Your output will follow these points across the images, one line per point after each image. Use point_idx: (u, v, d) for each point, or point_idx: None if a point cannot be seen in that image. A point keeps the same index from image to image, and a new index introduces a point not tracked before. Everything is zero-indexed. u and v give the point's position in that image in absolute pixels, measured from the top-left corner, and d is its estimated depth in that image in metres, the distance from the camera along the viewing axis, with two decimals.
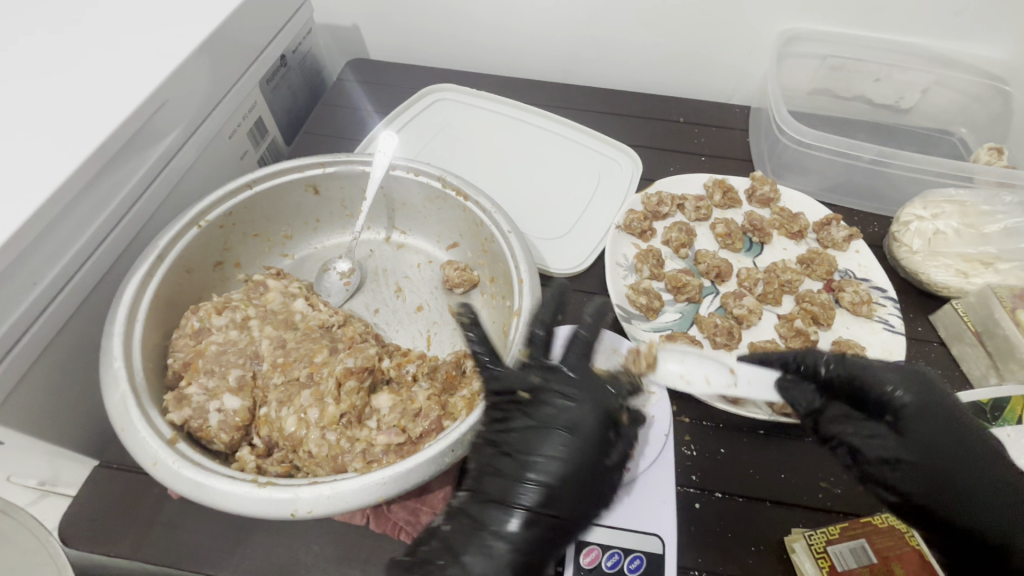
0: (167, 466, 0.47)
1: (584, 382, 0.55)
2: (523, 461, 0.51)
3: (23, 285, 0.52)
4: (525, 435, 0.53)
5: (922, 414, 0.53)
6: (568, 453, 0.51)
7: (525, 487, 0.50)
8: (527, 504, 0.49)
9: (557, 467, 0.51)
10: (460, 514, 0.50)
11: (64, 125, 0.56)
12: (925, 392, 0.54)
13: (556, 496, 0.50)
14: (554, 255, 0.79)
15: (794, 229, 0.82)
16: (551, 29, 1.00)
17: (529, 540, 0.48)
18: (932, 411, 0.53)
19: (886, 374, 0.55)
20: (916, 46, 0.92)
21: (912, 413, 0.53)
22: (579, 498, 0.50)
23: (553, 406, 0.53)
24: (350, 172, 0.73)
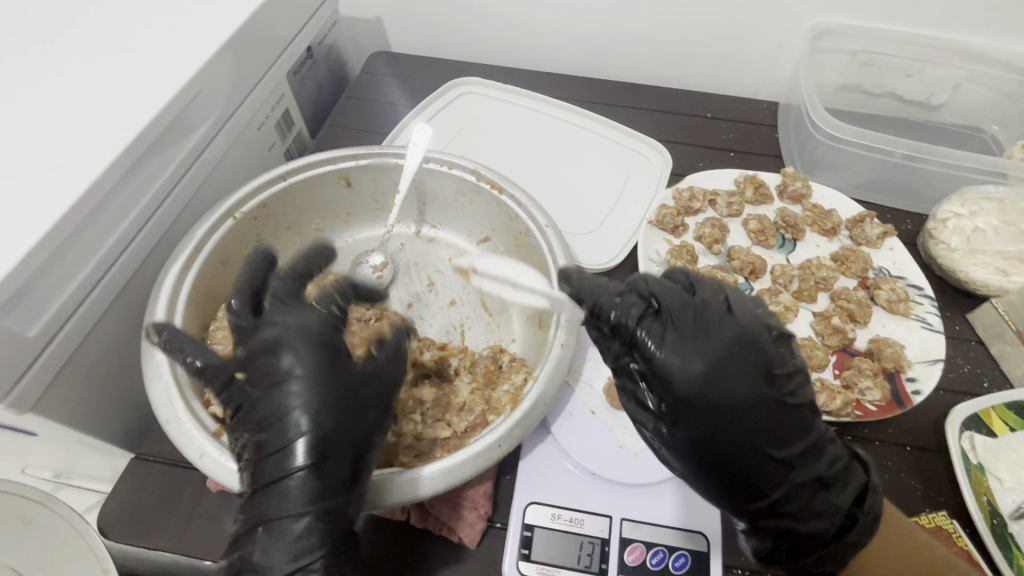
0: (215, 459, 0.47)
1: (297, 319, 0.49)
2: (280, 421, 0.45)
3: (64, 275, 0.52)
4: (267, 389, 0.47)
5: (716, 382, 0.46)
6: (309, 395, 0.46)
7: (288, 445, 0.45)
8: (300, 463, 0.44)
9: (313, 413, 0.45)
10: (253, 500, 0.44)
11: (103, 114, 0.56)
12: (720, 356, 0.47)
13: (323, 443, 0.45)
14: (585, 250, 0.78)
15: (827, 226, 0.81)
16: (576, 23, 0.99)
17: (314, 496, 0.44)
18: (717, 383, 0.47)
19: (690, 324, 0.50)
20: (949, 42, 0.90)
21: (687, 376, 0.47)
22: (340, 435, 0.46)
23: (288, 354, 0.47)
24: (385, 164, 0.72)
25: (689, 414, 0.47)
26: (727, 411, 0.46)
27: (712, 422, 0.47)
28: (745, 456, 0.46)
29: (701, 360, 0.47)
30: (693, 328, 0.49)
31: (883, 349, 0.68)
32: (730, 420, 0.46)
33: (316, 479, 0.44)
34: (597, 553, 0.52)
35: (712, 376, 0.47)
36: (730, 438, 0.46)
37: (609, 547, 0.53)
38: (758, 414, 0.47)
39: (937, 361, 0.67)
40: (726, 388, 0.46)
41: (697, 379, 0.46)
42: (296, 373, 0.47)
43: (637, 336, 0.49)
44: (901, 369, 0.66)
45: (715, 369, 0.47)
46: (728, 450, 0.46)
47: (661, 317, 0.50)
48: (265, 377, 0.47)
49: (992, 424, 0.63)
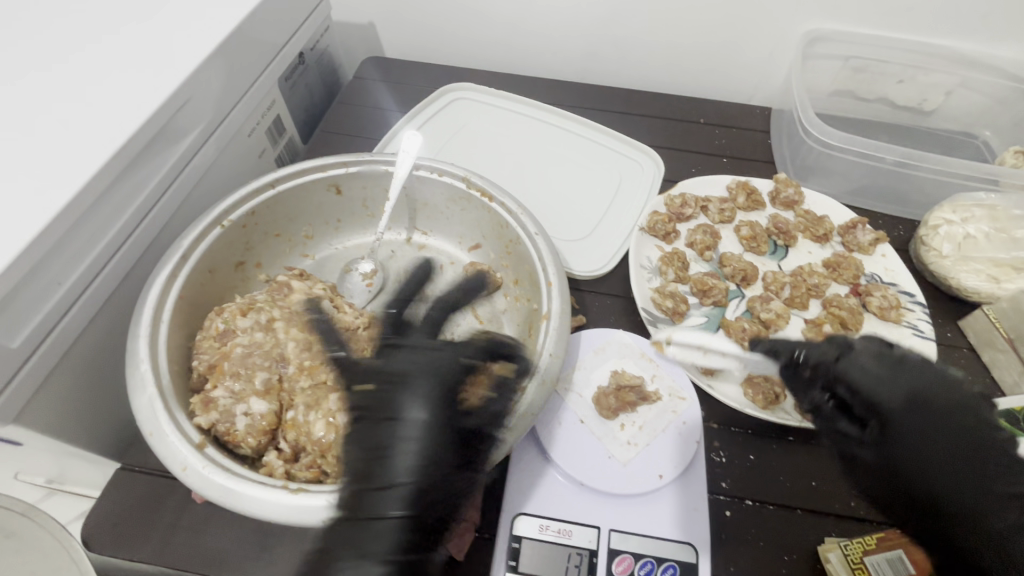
0: (198, 471, 0.46)
1: (408, 359, 0.53)
2: (378, 449, 0.49)
3: (48, 285, 0.51)
4: (365, 424, 0.50)
5: (911, 392, 0.50)
6: (422, 434, 0.49)
7: (387, 473, 0.48)
8: (398, 492, 0.47)
9: (412, 450, 0.49)
10: (342, 528, 0.45)
11: (89, 122, 0.56)
12: (908, 380, 0.51)
13: (415, 483, 0.48)
14: (577, 257, 0.78)
15: (819, 232, 0.81)
16: (569, 28, 0.99)
17: (402, 525, 0.46)
18: (933, 420, 0.49)
19: (876, 378, 0.51)
20: (941, 48, 0.90)
21: (889, 392, 0.50)
22: (423, 482, 0.48)
23: (407, 398, 0.51)
24: (374, 171, 0.72)
25: (891, 438, 0.50)
26: (941, 412, 0.49)
27: (918, 435, 0.49)
28: (950, 464, 0.48)
29: (883, 376, 0.51)
30: (896, 360, 0.52)
31: None
32: (942, 433, 0.49)
33: (408, 508, 0.47)
34: (584, 565, 0.52)
35: (907, 383, 0.51)
36: (939, 450, 0.48)
37: (597, 558, 0.52)
38: (952, 414, 0.49)
39: None
40: (938, 396, 0.50)
41: (901, 400, 0.50)
42: (405, 415, 0.50)
43: (841, 371, 0.52)
44: None
45: (908, 386, 0.51)
46: (947, 466, 0.48)
47: (882, 351, 0.53)
48: (366, 414, 0.51)
49: None
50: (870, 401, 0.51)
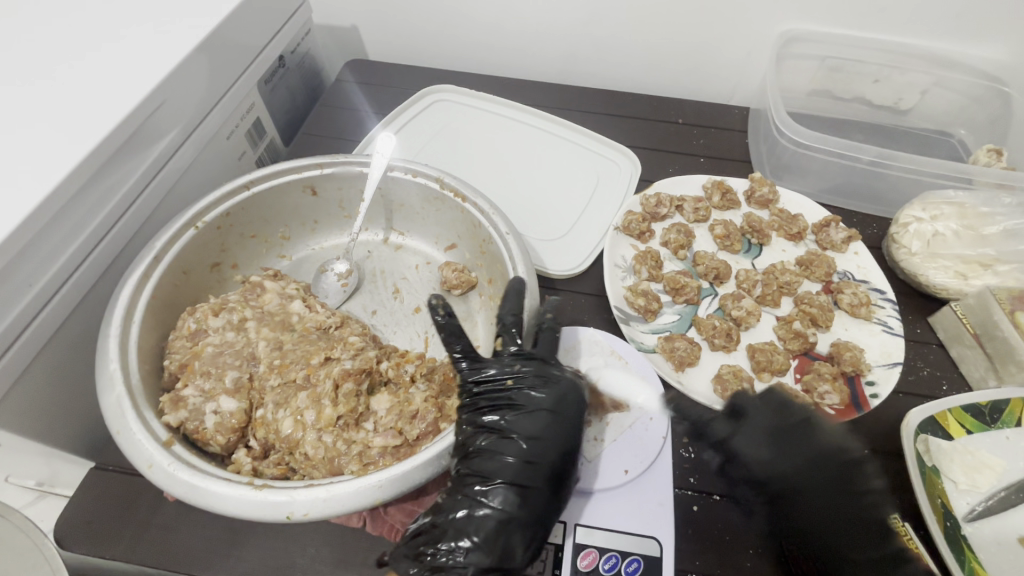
0: (164, 468, 0.47)
1: (536, 369, 0.57)
2: (511, 441, 0.52)
3: (21, 286, 0.52)
4: (518, 416, 0.53)
5: (783, 461, 0.58)
6: (558, 431, 0.53)
7: (515, 466, 0.51)
8: (519, 481, 0.50)
9: (541, 440, 0.52)
10: (456, 501, 0.50)
11: (62, 124, 0.56)
12: (782, 439, 0.59)
13: (541, 475, 0.51)
14: (553, 256, 0.79)
15: (793, 230, 0.82)
16: (549, 29, 0.99)
17: (530, 513, 0.49)
18: (801, 481, 0.57)
19: (752, 442, 0.59)
20: (916, 47, 0.91)
21: (758, 461, 0.58)
22: (551, 474, 0.51)
23: (535, 393, 0.55)
24: (348, 172, 0.73)
25: (773, 504, 0.56)
26: (808, 483, 0.57)
27: (799, 507, 0.56)
28: (824, 527, 0.55)
29: (762, 449, 0.59)
30: (779, 432, 0.59)
31: (843, 353, 0.68)
32: (815, 501, 0.56)
33: (540, 497, 0.50)
34: (550, 560, 0.53)
35: (780, 457, 0.58)
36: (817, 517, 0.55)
37: (563, 553, 0.53)
38: (823, 484, 0.57)
39: (897, 364, 0.68)
40: (811, 467, 0.58)
41: (772, 470, 0.57)
42: (532, 413, 0.54)
43: (731, 443, 0.59)
44: (860, 372, 0.67)
45: (782, 458, 0.58)
46: (824, 532, 0.55)
47: (771, 425, 0.60)
48: (522, 410, 0.54)
49: (949, 425, 0.62)
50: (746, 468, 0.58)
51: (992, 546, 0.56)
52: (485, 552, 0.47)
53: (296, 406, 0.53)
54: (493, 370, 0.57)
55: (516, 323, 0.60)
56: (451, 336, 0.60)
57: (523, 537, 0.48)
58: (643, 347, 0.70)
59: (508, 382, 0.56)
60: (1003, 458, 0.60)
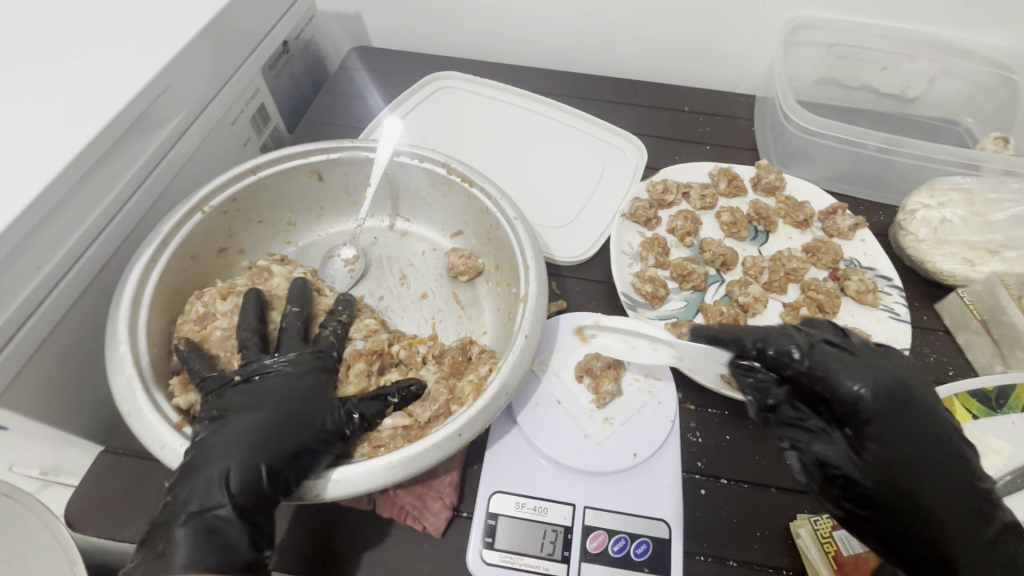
0: (175, 450, 0.47)
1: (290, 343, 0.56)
2: (244, 412, 0.49)
3: (29, 268, 0.52)
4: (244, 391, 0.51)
5: (882, 390, 0.52)
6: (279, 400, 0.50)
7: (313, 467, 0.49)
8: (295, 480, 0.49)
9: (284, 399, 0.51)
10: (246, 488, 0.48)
11: (77, 99, 0.56)
12: (876, 368, 0.53)
13: (264, 438, 0.48)
14: (559, 243, 0.79)
15: (799, 218, 0.81)
16: (555, 16, 0.99)
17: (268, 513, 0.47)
18: (893, 407, 0.51)
19: (847, 367, 0.53)
20: (923, 35, 0.91)
21: (856, 386, 0.52)
22: (287, 441, 0.48)
23: (270, 369, 0.53)
24: (355, 157, 0.73)
25: (868, 442, 0.51)
26: (900, 424, 0.51)
27: (903, 441, 0.50)
28: (920, 470, 0.49)
29: (860, 371, 0.53)
30: (870, 368, 0.53)
31: None
32: (910, 443, 0.50)
33: (245, 465, 0.46)
34: (560, 541, 0.53)
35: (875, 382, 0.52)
36: (914, 460, 0.49)
37: (572, 535, 0.54)
38: (915, 420, 0.51)
39: (904, 350, 0.68)
40: (912, 399, 0.52)
41: (871, 396, 0.52)
42: (268, 385, 0.52)
43: (824, 365, 0.54)
44: None
45: (881, 387, 0.52)
46: (919, 467, 0.49)
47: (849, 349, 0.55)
48: (243, 385, 0.52)
49: (956, 411, 0.63)
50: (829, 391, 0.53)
51: None
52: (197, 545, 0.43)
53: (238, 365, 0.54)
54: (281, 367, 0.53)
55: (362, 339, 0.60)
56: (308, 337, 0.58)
57: (228, 503, 0.45)
58: None
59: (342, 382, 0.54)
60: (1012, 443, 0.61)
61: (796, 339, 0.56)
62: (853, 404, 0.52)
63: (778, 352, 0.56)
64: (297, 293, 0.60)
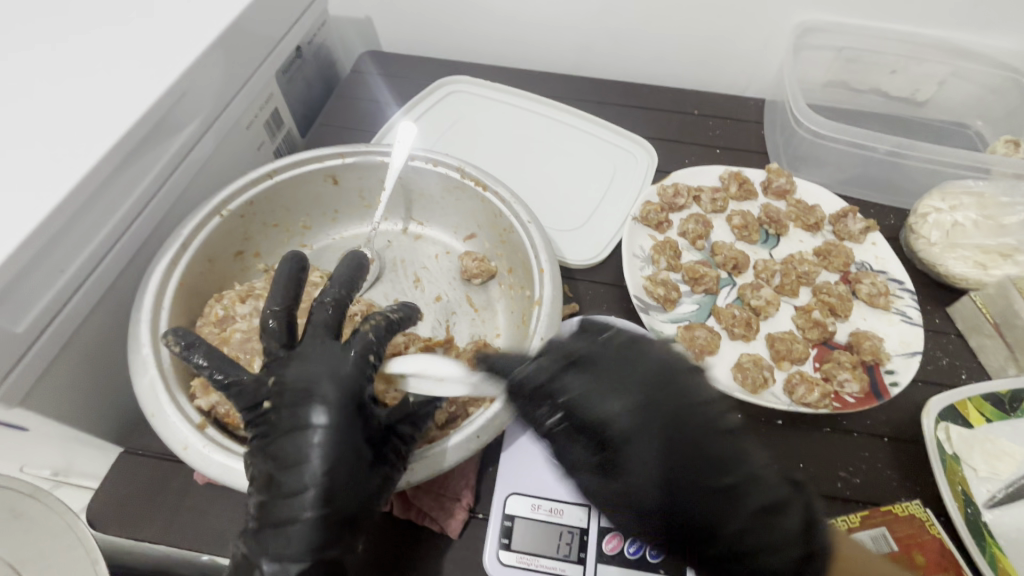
0: (198, 450, 0.48)
1: (321, 360, 0.49)
2: (299, 451, 0.45)
3: (52, 272, 0.53)
4: (287, 421, 0.46)
5: (642, 407, 0.46)
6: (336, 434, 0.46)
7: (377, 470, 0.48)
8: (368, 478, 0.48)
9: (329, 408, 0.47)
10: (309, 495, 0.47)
11: (99, 105, 0.57)
12: (622, 378, 0.47)
13: (334, 485, 0.45)
14: (571, 246, 0.79)
15: (810, 221, 0.82)
16: (565, 21, 1.00)
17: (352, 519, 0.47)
18: (644, 427, 0.46)
19: (608, 384, 0.46)
20: (933, 38, 0.91)
21: (606, 412, 0.46)
22: (356, 481, 0.45)
23: (317, 405, 0.46)
24: (369, 162, 0.73)
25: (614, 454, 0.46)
26: (648, 439, 0.46)
27: (643, 456, 0.46)
28: (657, 468, 0.46)
29: (603, 384, 0.46)
30: (621, 381, 0.47)
31: (863, 343, 0.69)
32: (690, 457, 0.46)
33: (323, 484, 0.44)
34: (575, 543, 0.54)
35: (630, 409, 0.46)
36: (663, 469, 0.46)
37: (588, 537, 0.54)
38: (683, 430, 0.46)
39: (916, 353, 0.68)
40: (652, 412, 0.47)
41: (625, 415, 0.46)
42: (321, 424, 0.46)
43: (558, 386, 0.46)
44: (880, 361, 0.67)
45: (632, 404, 0.46)
46: (670, 470, 0.46)
47: (581, 360, 0.47)
48: (288, 419, 0.46)
49: (969, 414, 0.63)
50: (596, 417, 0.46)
51: (1013, 534, 0.56)
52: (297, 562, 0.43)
53: (268, 379, 0.50)
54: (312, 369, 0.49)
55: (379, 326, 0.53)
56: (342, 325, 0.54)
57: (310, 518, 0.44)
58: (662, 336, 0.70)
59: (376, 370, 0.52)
60: None
61: (557, 348, 0.49)
62: (606, 426, 0.46)
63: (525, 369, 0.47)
64: (340, 279, 0.58)
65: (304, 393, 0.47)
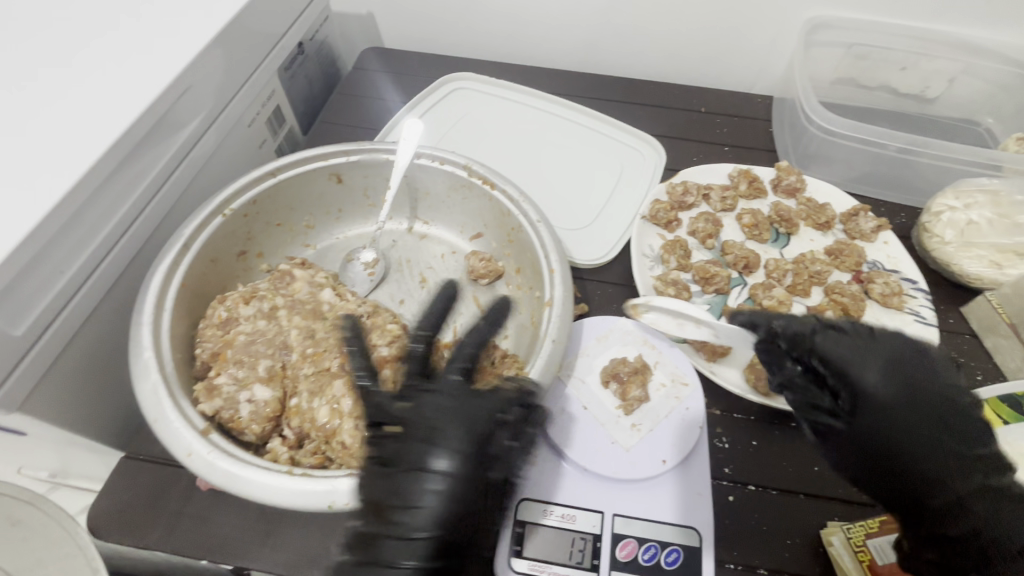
0: (203, 457, 0.46)
1: (459, 402, 0.48)
2: (405, 498, 0.45)
3: (51, 274, 0.51)
4: (407, 467, 0.46)
5: (895, 378, 0.47)
6: (452, 484, 0.45)
7: (432, 495, 0.44)
8: (432, 524, 0.44)
9: (461, 448, 0.46)
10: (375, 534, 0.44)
11: (97, 105, 0.56)
12: (894, 361, 0.48)
13: (449, 528, 0.44)
14: (579, 246, 0.78)
15: (821, 220, 0.80)
16: (570, 17, 0.98)
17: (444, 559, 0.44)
18: (913, 394, 0.47)
19: (858, 353, 0.48)
20: (944, 34, 0.90)
21: (864, 373, 0.48)
22: (462, 519, 0.44)
23: (439, 449, 0.46)
24: (375, 160, 0.72)
25: (861, 412, 0.47)
26: (909, 412, 0.46)
27: (895, 419, 0.46)
28: (926, 453, 0.45)
29: (869, 360, 0.48)
30: (875, 352, 0.49)
31: None
32: (911, 427, 0.46)
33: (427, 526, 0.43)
34: (589, 549, 0.53)
35: (889, 368, 0.48)
36: (909, 440, 0.46)
37: (601, 543, 0.53)
38: (932, 388, 0.47)
39: None
40: (906, 382, 0.47)
41: (883, 387, 0.47)
42: (441, 468, 0.45)
43: (817, 345, 0.50)
44: None
45: (892, 370, 0.48)
46: (925, 445, 0.45)
47: (831, 326, 0.51)
48: (470, 467, 0.46)
49: (986, 416, 0.62)
50: (848, 380, 0.48)
51: None
52: None
53: (392, 416, 0.49)
54: (405, 406, 0.49)
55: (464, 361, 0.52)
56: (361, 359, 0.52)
57: (413, 558, 0.43)
58: None
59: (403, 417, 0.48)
60: None
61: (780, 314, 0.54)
62: (857, 388, 0.48)
63: (783, 325, 0.52)
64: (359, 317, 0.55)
65: (423, 446, 0.46)
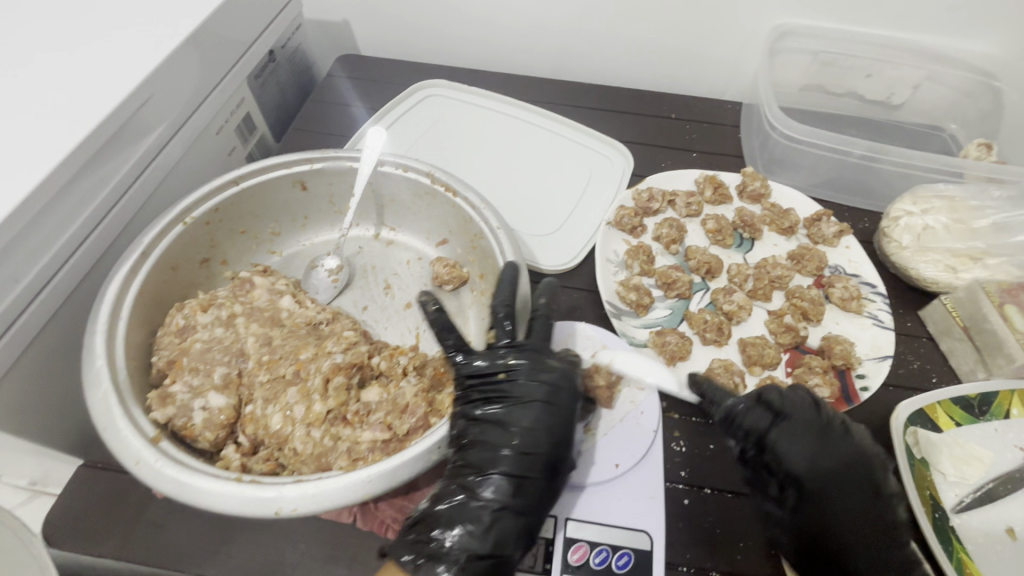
0: (150, 465, 0.47)
1: (557, 370, 0.56)
2: (504, 432, 0.53)
3: (5, 282, 0.51)
4: (511, 410, 0.54)
5: (822, 459, 0.56)
6: (552, 420, 0.54)
7: (507, 457, 0.52)
8: (511, 472, 0.51)
9: (533, 415, 0.54)
10: (450, 489, 0.51)
11: (52, 114, 0.56)
12: (835, 449, 0.56)
13: (521, 478, 0.51)
14: (545, 251, 0.79)
15: (785, 225, 0.82)
16: (541, 23, 0.99)
17: (521, 503, 0.51)
18: (838, 478, 0.56)
19: (816, 440, 0.57)
20: (907, 42, 0.91)
21: (797, 460, 0.56)
22: (537, 467, 0.52)
23: (519, 408, 0.54)
24: (338, 167, 0.73)
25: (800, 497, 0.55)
26: (842, 483, 0.56)
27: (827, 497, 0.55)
28: (847, 527, 0.54)
29: (803, 446, 0.57)
30: (817, 435, 0.57)
31: (833, 346, 0.68)
32: (835, 506, 0.55)
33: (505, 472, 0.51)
34: (541, 554, 0.53)
35: (819, 457, 0.56)
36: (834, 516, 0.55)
37: (553, 547, 0.54)
38: (857, 476, 0.56)
39: (887, 357, 0.69)
40: (840, 466, 0.56)
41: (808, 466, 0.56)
42: (519, 425, 0.53)
43: (771, 437, 0.57)
44: (850, 365, 0.67)
45: (820, 455, 0.56)
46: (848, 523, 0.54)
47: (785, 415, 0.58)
48: (552, 406, 0.54)
49: (939, 418, 0.62)
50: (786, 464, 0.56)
51: (980, 538, 0.56)
52: (474, 542, 0.48)
53: (498, 375, 0.56)
54: (482, 362, 0.57)
55: (508, 314, 0.59)
56: (442, 330, 0.59)
57: (491, 504, 0.50)
58: (634, 342, 0.70)
59: (501, 374, 0.56)
60: (993, 450, 0.61)
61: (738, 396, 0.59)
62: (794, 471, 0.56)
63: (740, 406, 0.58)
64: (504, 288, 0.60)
65: (513, 410, 0.54)
